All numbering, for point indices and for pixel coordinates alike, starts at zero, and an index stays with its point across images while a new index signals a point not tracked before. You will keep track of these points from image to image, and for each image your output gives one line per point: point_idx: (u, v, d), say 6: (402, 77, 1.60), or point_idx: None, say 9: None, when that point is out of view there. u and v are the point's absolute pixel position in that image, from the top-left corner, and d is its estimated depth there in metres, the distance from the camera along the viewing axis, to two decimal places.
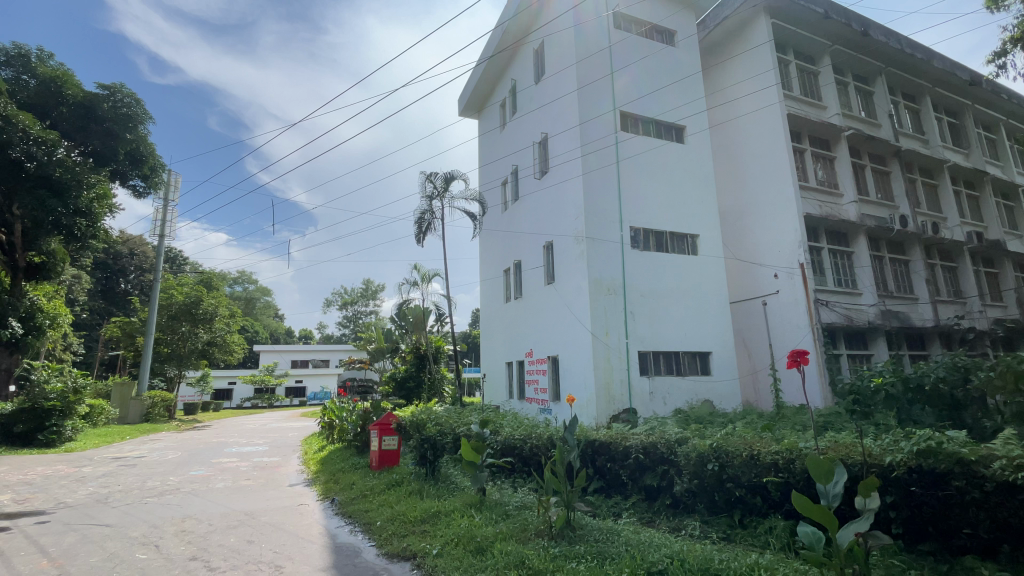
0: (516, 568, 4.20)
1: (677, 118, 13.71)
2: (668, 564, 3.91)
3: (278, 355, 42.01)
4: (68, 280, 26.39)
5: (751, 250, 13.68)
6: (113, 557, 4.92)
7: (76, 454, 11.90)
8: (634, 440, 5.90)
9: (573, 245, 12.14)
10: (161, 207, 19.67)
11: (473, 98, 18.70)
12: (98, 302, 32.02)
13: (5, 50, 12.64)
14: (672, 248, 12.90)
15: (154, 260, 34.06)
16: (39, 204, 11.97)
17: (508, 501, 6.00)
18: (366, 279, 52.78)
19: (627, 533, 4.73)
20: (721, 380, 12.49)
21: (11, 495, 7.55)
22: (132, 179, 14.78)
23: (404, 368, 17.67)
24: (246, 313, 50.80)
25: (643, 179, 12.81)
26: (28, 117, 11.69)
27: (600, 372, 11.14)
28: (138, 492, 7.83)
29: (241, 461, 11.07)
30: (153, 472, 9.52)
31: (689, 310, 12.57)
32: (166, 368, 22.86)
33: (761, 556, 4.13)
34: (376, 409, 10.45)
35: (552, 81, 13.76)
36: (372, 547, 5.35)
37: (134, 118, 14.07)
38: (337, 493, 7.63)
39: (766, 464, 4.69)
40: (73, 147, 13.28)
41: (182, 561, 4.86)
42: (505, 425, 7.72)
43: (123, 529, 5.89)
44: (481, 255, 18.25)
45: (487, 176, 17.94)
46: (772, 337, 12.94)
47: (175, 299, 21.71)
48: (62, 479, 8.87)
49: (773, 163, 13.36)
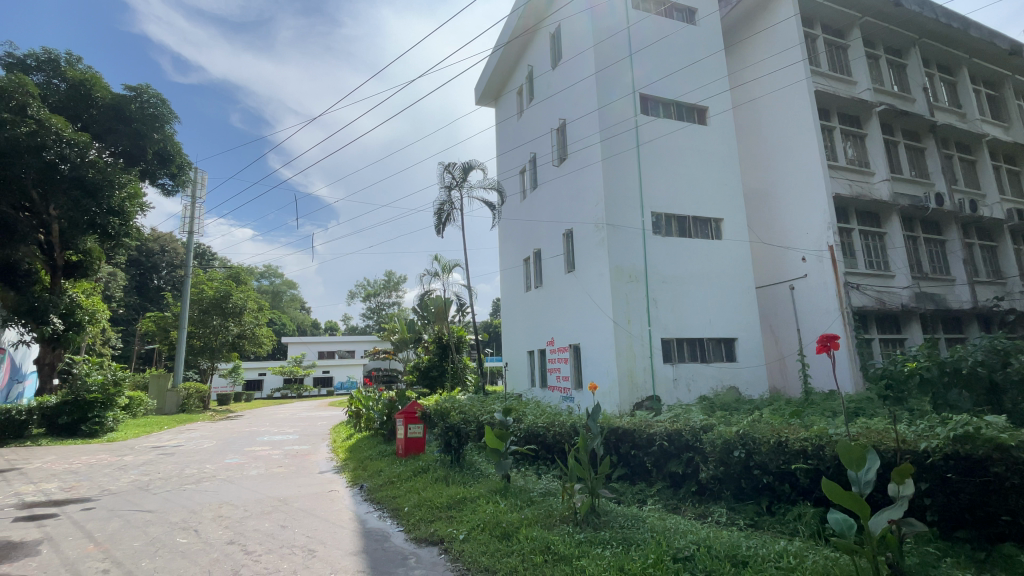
0: (541, 553, 4.26)
1: (699, 99, 13.36)
2: (695, 550, 3.91)
3: (306, 346, 42.98)
4: (105, 277, 27.56)
5: (778, 232, 13.33)
6: (155, 541, 5.16)
7: (118, 444, 12.46)
8: (658, 427, 5.87)
9: (594, 231, 12.00)
10: (190, 204, 20.21)
11: (490, 86, 18.59)
12: (133, 297, 33.20)
13: (36, 56, 13.06)
14: (695, 233, 12.68)
15: (185, 256, 35.39)
16: (74, 205, 12.36)
17: (532, 488, 6.06)
18: (388, 270, 53.50)
19: (652, 520, 4.73)
20: (747, 367, 12.31)
21: (59, 483, 7.96)
22: (160, 178, 15.25)
23: (428, 358, 17.91)
24: (274, 306, 52.09)
25: (665, 164, 12.56)
26: (61, 120, 12.04)
27: (623, 360, 11.08)
28: (177, 480, 8.17)
29: (273, 449, 11.42)
30: (192, 460, 9.93)
31: (713, 295, 12.37)
32: (200, 360, 23.64)
33: (791, 543, 4.08)
34: (401, 398, 10.61)
35: (569, 66, 13.55)
36: (401, 531, 5.48)
37: (161, 118, 14.52)
38: (365, 479, 7.82)
39: (795, 450, 4.63)
40: (105, 148, 13.80)
41: (220, 545, 5.06)
42: (528, 412, 7.76)
43: (164, 515, 6.17)
44: (502, 244, 18.24)
45: (506, 164, 17.87)
46: (800, 322, 12.65)
47: (206, 293, 22.44)
48: (106, 467, 9.31)
49: (800, 143, 12.94)
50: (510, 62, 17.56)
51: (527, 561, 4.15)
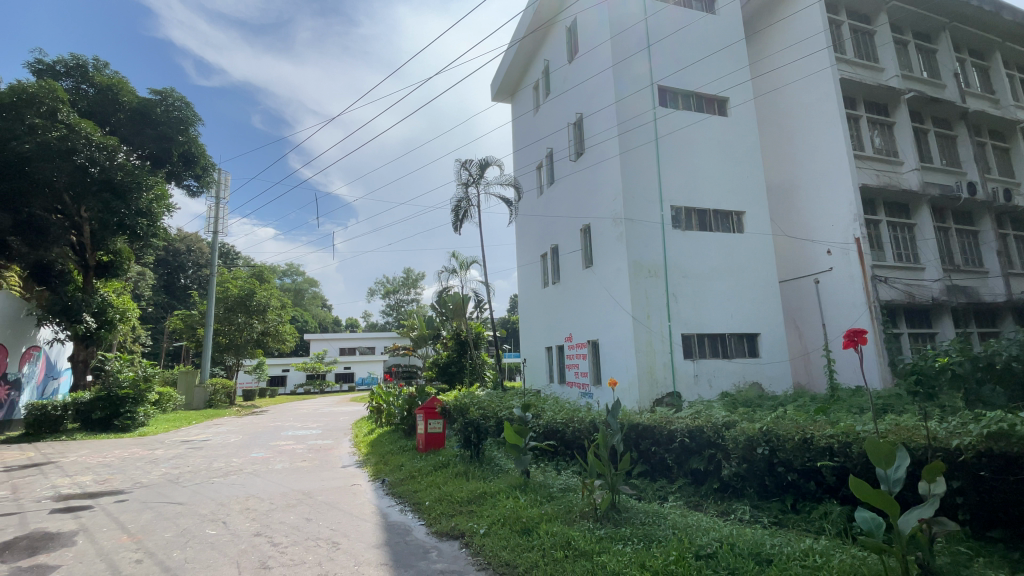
0: (561, 548, 4.26)
1: (718, 90, 13.10)
2: (717, 548, 3.87)
3: (327, 343, 43.69)
4: (134, 276, 28.40)
5: (803, 225, 13.03)
6: (186, 532, 5.32)
7: (149, 438, 12.82)
8: (679, 424, 5.81)
9: (612, 226, 11.89)
10: (214, 205, 20.71)
11: (505, 82, 18.56)
12: (161, 296, 34.14)
13: (65, 62, 13.41)
14: (716, 227, 12.48)
15: (210, 256, 36.30)
16: (104, 207, 12.77)
17: (552, 484, 6.06)
18: (406, 267, 54.03)
19: (674, 516, 4.69)
20: (770, 362, 12.09)
21: (93, 476, 8.26)
22: (186, 179, 15.74)
23: (447, 354, 18.02)
24: (296, 303, 53.04)
25: (684, 157, 12.39)
26: (90, 125, 12.37)
27: (642, 356, 10.97)
28: (205, 473, 8.41)
29: (297, 443, 11.66)
30: (219, 454, 10.19)
31: (735, 289, 12.17)
32: (225, 357, 24.22)
33: (817, 542, 4.00)
34: (421, 394, 10.73)
35: (585, 59, 13.41)
36: (422, 525, 5.55)
37: (186, 121, 14.91)
38: (387, 473, 7.94)
39: (821, 448, 4.55)
40: (133, 151, 14.24)
41: (248, 536, 5.20)
42: (547, 408, 7.76)
43: (193, 507, 6.37)
44: (519, 241, 18.23)
45: (522, 160, 17.83)
46: (825, 317, 12.36)
47: (230, 291, 22.98)
48: (138, 461, 9.62)
49: (825, 133, 12.61)
50: (526, 57, 17.48)
51: (547, 556, 4.16)
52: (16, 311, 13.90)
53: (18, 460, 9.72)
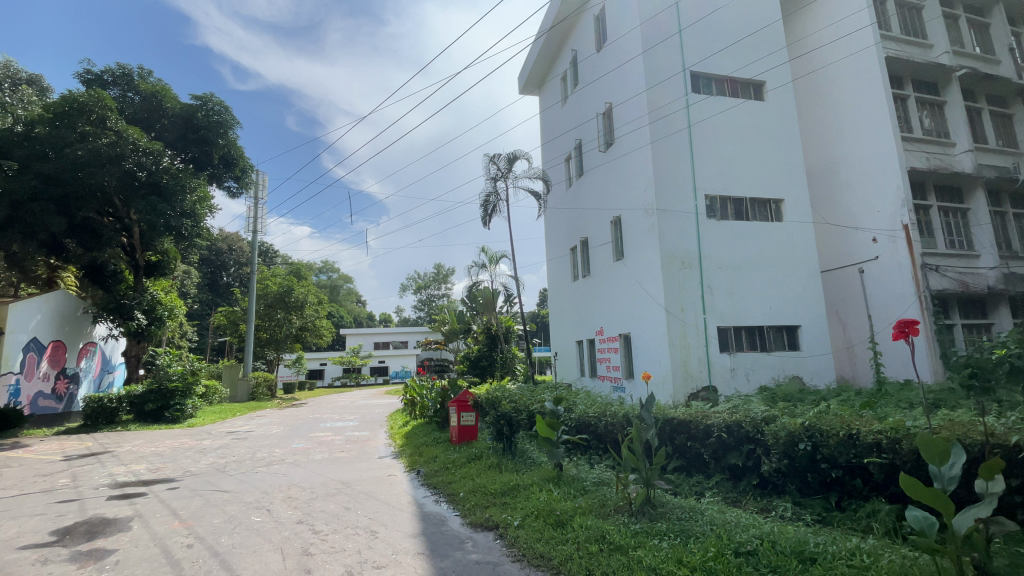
0: (596, 542, 4.25)
1: (753, 74, 12.66)
2: (758, 545, 3.78)
3: (362, 337, 44.72)
4: (181, 275, 29.81)
5: (845, 212, 12.50)
6: (232, 519, 5.56)
7: (198, 429, 13.47)
8: (715, 418, 5.67)
9: (643, 218, 11.66)
10: (253, 205, 21.46)
11: (533, 74, 18.46)
12: (206, 294, 35.69)
13: (113, 72, 14.19)
14: (753, 216, 12.10)
15: (250, 255, 37.69)
16: (152, 209, 13.39)
17: (586, 477, 6.05)
18: (437, 263, 54.71)
19: (711, 512, 4.60)
20: (812, 356, 11.68)
21: (147, 465, 8.75)
22: (227, 181, 16.32)
23: (477, 348, 18.19)
24: (332, 300, 54.47)
25: (718, 144, 12.04)
26: (137, 131, 12.98)
27: (676, 350, 10.75)
28: (250, 462, 8.77)
29: (335, 435, 12.00)
30: (262, 445, 10.61)
31: (774, 280, 11.80)
32: (266, 351, 25.15)
33: (864, 541, 3.85)
34: (453, 387, 10.87)
35: (614, 47, 13.14)
36: (457, 516, 5.64)
37: (225, 124, 15.46)
38: (422, 465, 8.09)
39: (868, 444, 4.37)
40: (176, 155, 14.85)
41: (291, 523, 5.40)
42: (579, 402, 7.71)
43: (239, 495, 6.65)
44: (548, 234, 18.18)
45: (551, 152, 17.72)
46: (871, 308, 11.84)
47: (270, 289, 23.80)
48: (187, 451, 10.12)
49: (870, 115, 12.01)
50: (554, 48, 17.30)
51: (582, 549, 4.16)
52: (73, 309, 14.82)
53: (79, 450, 10.36)
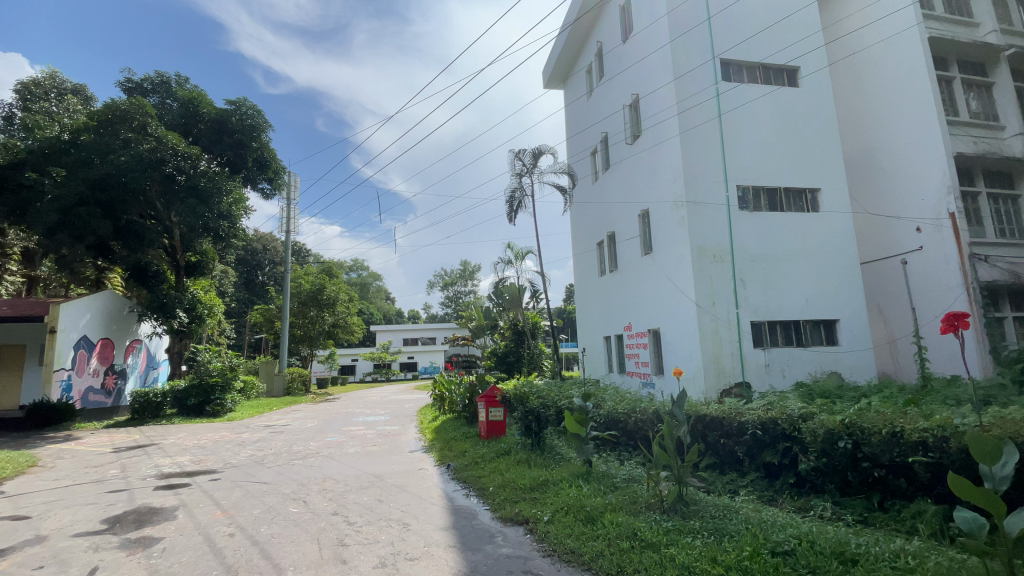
0: (628, 539, 4.23)
1: (787, 60, 12.27)
2: (796, 545, 3.69)
3: (392, 333, 45.53)
4: (219, 275, 30.98)
5: (886, 200, 11.99)
6: (271, 509, 5.76)
7: (237, 423, 14.00)
8: (750, 415, 5.52)
9: (672, 210, 11.45)
10: (286, 206, 22.08)
11: (558, 67, 18.33)
12: (242, 293, 36.98)
13: (152, 80, 14.83)
14: (788, 206, 11.73)
15: (283, 254, 38.74)
16: (190, 211, 13.86)
17: (616, 474, 6.00)
18: (463, 260, 55.19)
19: (746, 511, 4.51)
20: (851, 351, 11.28)
21: (191, 457, 9.16)
22: (260, 183, 16.77)
23: (504, 344, 18.29)
24: (362, 297, 55.58)
25: (750, 133, 11.71)
26: (175, 137, 13.36)
27: (708, 345, 10.53)
28: (286, 455, 9.06)
29: (368, 429, 12.28)
30: (298, 438, 10.94)
31: (810, 272, 11.43)
32: (301, 348, 25.88)
33: (910, 542, 3.71)
34: (481, 382, 10.97)
35: (641, 37, 12.89)
36: (487, 510, 5.70)
37: (258, 128, 15.89)
38: (452, 459, 8.20)
39: (912, 442, 4.20)
40: (212, 159, 15.39)
41: (326, 515, 5.56)
42: (608, 398, 7.66)
43: (277, 486, 6.89)
44: (574, 229, 18.07)
45: (576, 146, 17.58)
46: (915, 301, 11.33)
47: (303, 286, 24.44)
48: (228, 443, 10.53)
49: (913, 98, 11.45)
50: (579, 41, 17.11)
51: (613, 545, 4.15)
52: (120, 309, 15.59)
53: (128, 442, 10.92)
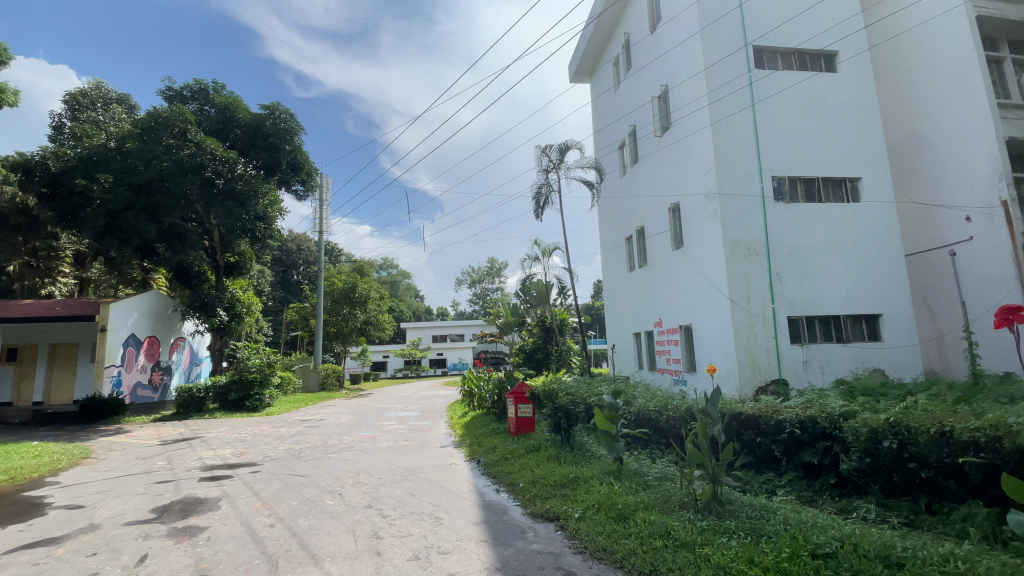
0: (661, 538, 4.18)
1: (824, 44, 11.81)
2: (838, 547, 3.56)
3: (421, 330, 46.19)
4: (256, 275, 32.10)
5: (932, 188, 11.41)
6: (309, 501, 5.95)
7: (275, 418, 14.46)
8: (788, 414, 5.36)
9: (704, 203, 11.18)
10: (318, 207, 22.65)
11: (585, 60, 18.16)
12: (278, 292, 38.24)
13: (191, 87, 15.42)
14: (826, 197, 11.30)
15: (317, 254, 39.73)
16: (229, 213, 14.46)
17: (647, 472, 5.93)
18: (491, 257, 55.49)
19: (784, 511, 4.39)
20: (895, 347, 10.83)
21: (232, 450, 9.54)
22: (294, 185, 17.21)
23: (532, 341, 18.28)
24: (393, 295, 56.56)
25: (785, 122, 11.33)
26: (213, 142, 13.90)
27: (742, 341, 10.26)
28: (322, 449, 9.33)
29: (400, 424, 12.50)
30: (333, 432, 11.23)
31: (851, 265, 10.99)
32: (334, 345, 26.54)
33: (960, 546, 3.54)
34: (510, 378, 11.01)
35: (670, 27, 12.62)
36: (518, 506, 5.73)
37: (291, 131, 16.31)
38: (482, 455, 8.27)
39: (962, 442, 4.00)
40: (249, 162, 15.85)
41: (361, 507, 5.70)
42: (638, 396, 7.58)
43: (314, 479, 7.10)
44: (602, 224, 17.92)
45: (604, 140, 17.39)
46: (964, 294, 10.77)
47: (336, 285, 25.06)
48: (266, 437, 10.92)
49: (962, 81, 10.83)
50: (606, 33, 16.90)
51: (646, 544, 4.11)
52: (165, 308, 16.37)
53: (173, 436, 11.46)
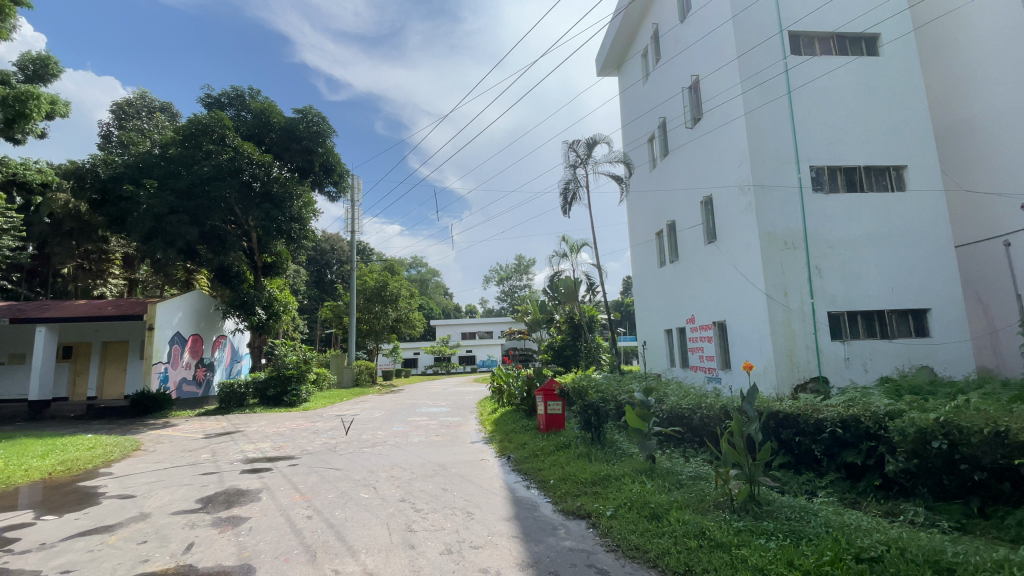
0: (695, 538, 4.10)
1: (865, 27, 11.30)
2: (884, 551, 3.42)
3: (451, 327, 46.72)
4: (291, 275, 33.08)
5: (984, 174, 10.78)
6: (344, 494, 6.12)
7: (311, 412, 14.92)
8: (828, 412, 5.18)
9: (738, 195, 10.85)
10: (350, 207, 23.14)
11: (613, 53, 17.93)
12: (313, 290, 39.32)
13: (229, 94, 16.02)
14: (869, 186, 10.81)
15: (349, 253, 40.63)
16: (266, 215, 14.96)
17: (681, 470, 5.83)
18: (519, 254, 55.65)
19: (826, 513, 4.24)
20: (944, 343, 10.31)
21: (271, 443, 9.88)
22: (327, 186, 17.60)
23: (561, 337, 18.23)
24: (422, 292, 57.39)
25: (823, 109, 10.90)
26: (251, 146, 14.39)
27: (780, 338, 9.95)
28: (356, 443, 9.56)
29: (431, 419, 12.69)
30: (366, 427, 11.49)
31: (896, 257, 10.50)
32: (367, 342, 27.13)
33: (1015, 552, 3.35)
34: (539, 375, 11.01)
35: (700, 15, 12.31)
36: (548, 502, 5.75)
37: (324, 134, 16.68)
38: (512, 451, 8.31)
39: (1019, 443, 3.79)
40: (284, 165, 16.29)
41: (395, 501, 5.82)
42: (670, 393, 7.45)
43: (349, 472, 7.28)
44: (632, 220, 17.70)
45: (632, 133, 17.17)
46: (1020, 287, 10.15)
47: (368, 283, 25.59)
48: (303, 431, 11.26)
49: (1016, 59, 10.17)
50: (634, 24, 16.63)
51: (680, 543, 4.05)
52: (207, 307, 17.09)
53: (216, 429, 11.95)
